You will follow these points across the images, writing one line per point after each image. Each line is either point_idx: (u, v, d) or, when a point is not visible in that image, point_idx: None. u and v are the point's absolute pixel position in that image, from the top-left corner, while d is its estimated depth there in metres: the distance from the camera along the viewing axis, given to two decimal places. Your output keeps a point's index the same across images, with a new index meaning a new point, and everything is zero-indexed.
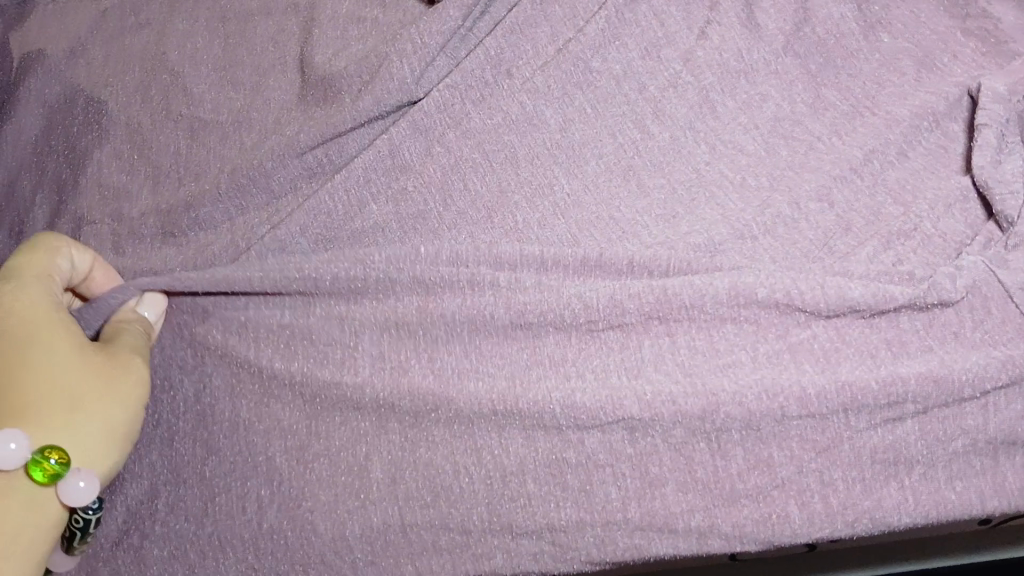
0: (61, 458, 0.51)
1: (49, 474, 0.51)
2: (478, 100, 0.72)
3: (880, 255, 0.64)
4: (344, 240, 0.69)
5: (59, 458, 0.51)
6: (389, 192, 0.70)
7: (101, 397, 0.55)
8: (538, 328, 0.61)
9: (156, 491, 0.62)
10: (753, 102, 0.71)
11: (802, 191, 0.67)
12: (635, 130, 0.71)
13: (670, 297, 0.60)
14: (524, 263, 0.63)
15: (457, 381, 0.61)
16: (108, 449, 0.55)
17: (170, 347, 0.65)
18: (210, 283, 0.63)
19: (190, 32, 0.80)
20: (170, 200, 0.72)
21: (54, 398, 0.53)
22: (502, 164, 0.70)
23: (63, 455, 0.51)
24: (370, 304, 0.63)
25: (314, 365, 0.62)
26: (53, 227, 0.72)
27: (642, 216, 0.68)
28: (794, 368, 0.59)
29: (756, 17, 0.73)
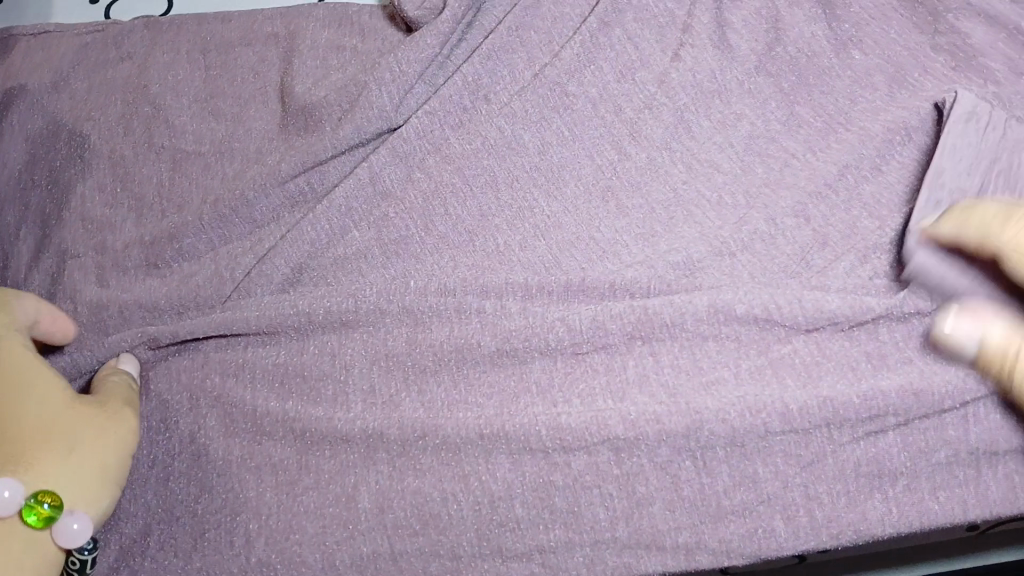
0: (54, 502, 0.54)
1: (42, 517, 0.54)
2: (458, 127, 0.73)
3: (857, 269, 0.65)
4: (330, 266, 0.70)
5: (52, 501, 0.54)
6: (372, 220, 0.70)
7: (88, 441, 0.58)
8: (526, 356, 0.63)
9: (143, 533, 0.62)
10: (729, 121, 0.72)
11: (778, 207, 0.68)
12: (614, 152, 0.72)
13: (653, 316, 0.62)
14: (511, 290, 0.66)
15: (448, 410, 0.62)
16: (99, 492, 0.58)
17: (167, 390, 0.65)
18: (210, 325, 0.65)
19: (171, 64, 0.80)
20: (153, 231, 0.72)
21: (45, 446, 0.55)
22: (483, 189, 0.71)
23: (56, 499, 0.54)
24: (362, 336, 0.65)
25: (307, 400, 0.63)
26: (36, 261, 0.72)
27: (623, 236, 0.69)
28: (777, 385, 0.60)
29: (729, 37, 0.74)
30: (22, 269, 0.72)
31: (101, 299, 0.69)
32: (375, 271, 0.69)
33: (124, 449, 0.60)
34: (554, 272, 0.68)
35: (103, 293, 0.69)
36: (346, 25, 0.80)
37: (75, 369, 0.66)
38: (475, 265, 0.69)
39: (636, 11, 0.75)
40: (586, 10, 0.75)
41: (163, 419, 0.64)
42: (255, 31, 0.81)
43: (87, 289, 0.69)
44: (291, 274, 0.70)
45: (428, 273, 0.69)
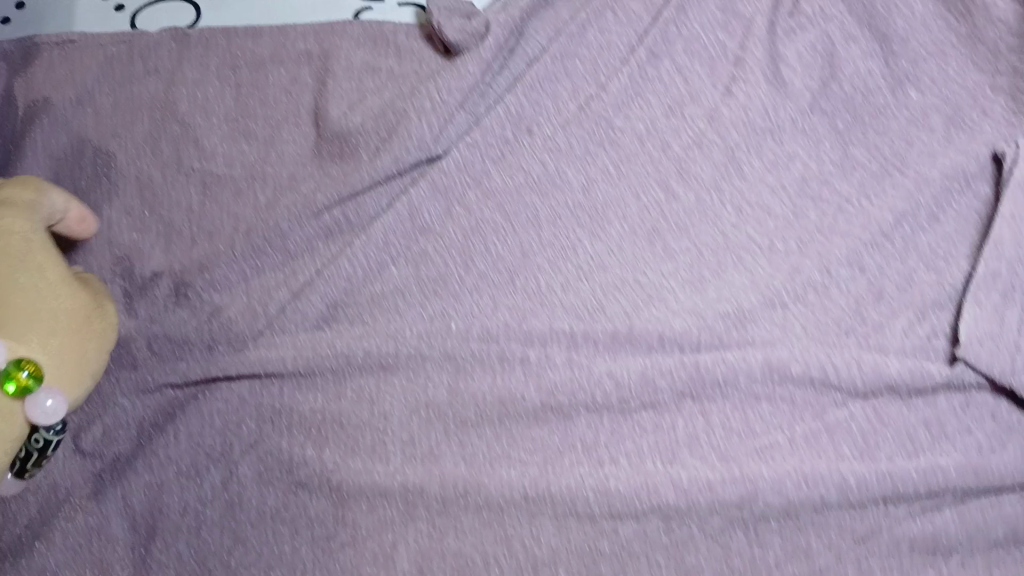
0: (34, 372, 0.54)
1: (21, 385, 0.53)
2: (498, 161, 0.70)
3: (916, 326, 0.63)
4: (365, 303, 0.67)
5: (31, 371, 0.54)
6: (409, 255, 0.68)
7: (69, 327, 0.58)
8: (571, 411, 0.61)
9: None
10: (780, 162, 0.69)
11: (834, 255, 0.65)
12: (661, 192, 0.69)
13: (705, 374, 0.61)
14: (555, 338, 0.64)
15: (490, 466, 0.60)
16: (72, 379, 0.58)
17: (201, 433, 0.63)
18: (246, 365, 0.64)
19: (200, 79, 0.77)
20: (183, 261, 0.70)
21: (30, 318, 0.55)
22: (524, 228, 0.69)
23: (36, 370, 0.54)
24: (401, 382, 0.64)
25: (344, 449, 0.62)
26: None
27: (667, 281, 0.66)
28: (834, 453, 0.59)
29: (783, 73, 0.71)
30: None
31: (130, 332, 0.66)
32: (413, 310, 0.66)
33: (99, 349, 0.61)
34: (596, 318, 0.65)
35: (133, 324, 0.67)
36: (380, 44, 0.77)
37: (102, 400, 0.65)
38: (515, 306, 0.66)
39: (686, 43, 0.72)
40: (634, 39, 0.72)
41: (195, 463, 0.63)
42: (286, 46, 0.78)
43: (117, 321, 0.67)
44: (324, 310, 0.67)
45: (466, 315, 0.66)
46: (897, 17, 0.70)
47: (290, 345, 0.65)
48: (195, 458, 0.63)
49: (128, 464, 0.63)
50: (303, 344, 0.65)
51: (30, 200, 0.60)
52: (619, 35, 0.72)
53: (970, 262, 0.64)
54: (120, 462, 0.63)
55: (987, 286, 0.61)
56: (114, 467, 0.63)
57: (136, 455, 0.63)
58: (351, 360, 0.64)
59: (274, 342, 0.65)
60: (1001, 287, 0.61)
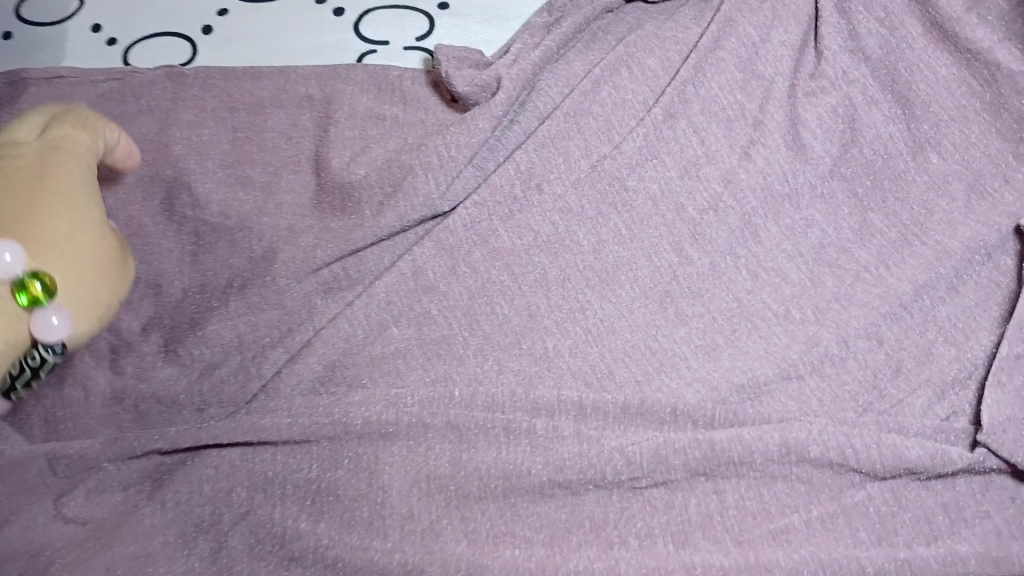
0: (49, 288, 0.54)
1: (32, 298, 0.53)
2: (507, 220, 0.72)
3: (934, 406, 0.61)
4: (365, 366, 0.65)
5: (48, 286, 0.54)
6: (412, 316, 0.68)
7: (90, 263, 0.59)
8: (580, 488, 0.59)
9: None
10: (797, 228, 0.69)
11: (851, 326, 0.64)
12: (674, 256, 0.69)
13: (720, 453, 0.59)
14: (563, 410, 0.62)
15: (494, 544, 0.58)
16: (80, 310, 0.58)
17: (190, 499, 0.61)
18: (238, 431, 0.60)
19: (195, 122, 0.76)
20: (173, 315, 0.67)
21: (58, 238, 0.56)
22: (533, 289, 0.69)
23: (52, 285, 0.54)
24: (401, 451, 0.61)
25: (340, 523, 0.59)
26: None
27: (680, 346, 0.65)
28: (851, 538, 0.57)
29: (802, 137, 0.71)
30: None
31: (119, 391, 0.64)
32: (415, 373, 0.65)
33: (114, 295, 0.61)
34: (606, 388, 0.64)
35: (119, 381, 0.64)
36: (385, 92, 0.78)
37: (85, 460, 0.60)
38: (521, 370, 0.65)
39: (703, 103, 0.73)
40: (650, 99, 0.74)
41: (182, 534, 0.59)
42: (287, 92, 0.78)
43: (101, 377, 0.64)
44: (322, 371, 0.65)
45: (469, 380, 0.64)
46: (919, 80, 0.69)
47: (286, 410, 0.62)
48: (182, 527, 0.60)
49: (109, 531, 0.59)
50: (298, 409, 0.62)
51: (83, 138, 0.63)
52: (634, 94, 0.74)
53: (993, 337, 0.63)
54: (101, 529, 0.59)
55: (1012, 370, 0.59)
56: (94, 536, 0.59)
57: (119, 522, 0.60)
58: (348, 429, 0.61)
59: (269, 405, 0.62)
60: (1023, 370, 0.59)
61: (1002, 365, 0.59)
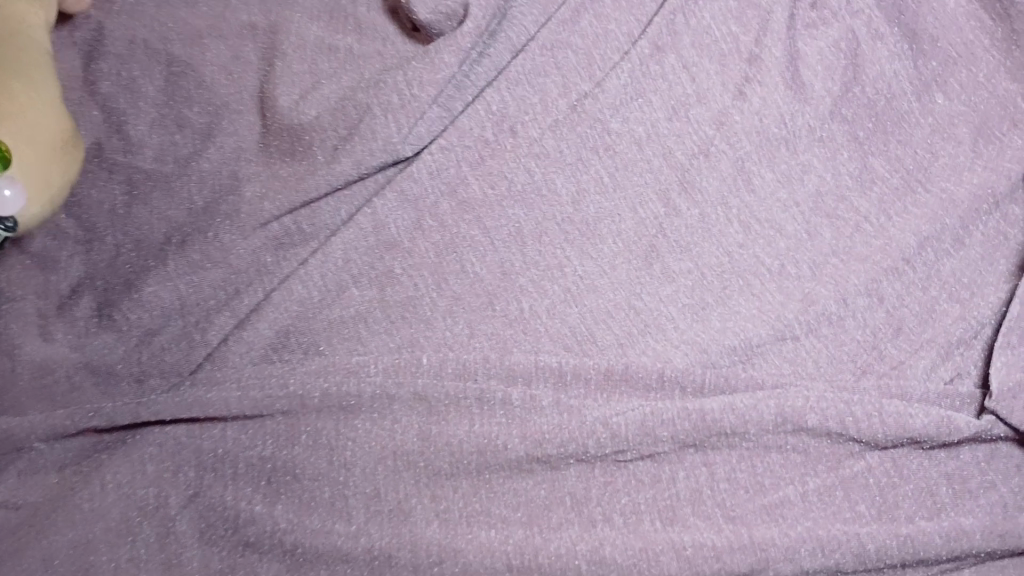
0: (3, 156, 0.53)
1: None
2: (479, 168, 0.67)
3: (938, 368, 0.58)
4: (323, 330, 0.61)
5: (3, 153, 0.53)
6: (373, 275, 0.63)
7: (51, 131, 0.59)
8: (560, 464, 0.55)
9: None
10: (793, 174, 0.65)
11: (850, 283, 0.61)
12: (660, 206, 0.65)
13: (711, 423, 0.55)
14: (540, 377, 0.58)
15: (468, 525, 0.53)
16: (39, 182, 0.57)
17: (131, 484, 0.54)
18: (180, 409, 0.55)
19: (124, 55, 0.69)
20: (107, 275, 0.60)
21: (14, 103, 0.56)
22: (506, 244, 0.64)
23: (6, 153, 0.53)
24: (365, 425, 0.56)
25: (299, 505, 0.54)
26: None
27: (667, 306, 0.61)
28: (849, 511, 0.53)
29: (802, 75, 0.68)
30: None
31: (49, 364, 0.57)
32: (379, 338, 0.60)
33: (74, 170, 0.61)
34: (584, 349, 0.60)
35: (48, 350, 0.57)
36: (336, 19, 0.73)
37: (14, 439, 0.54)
38: (494, 333, 0.61)
39: (693, 35, 0.70)
40: (635, 27, 0.71)
41: (124, 522, 0.53)
42: (226, 20, 0.72)
43: (30, 346, 0.57)
44: (274, 335, 0.60)
45: (438, 344, 0.60)
46: (926, 12, 0.68)
47: (235, 382, 0.57)
48: (124, 510, 0.54)
49: (39, 519, 0.53)
50: (249, 381, 0.57)
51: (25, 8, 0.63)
52: (616, 23, 0.71)
53: (1010, 284, 0.60)
54: (35, 515, 0.53)
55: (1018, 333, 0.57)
56: (27, 524, 0.53)
57: (49, 507, 0.53)
58: (304, 405, 0.56)
59: (218, 373, 0.58)
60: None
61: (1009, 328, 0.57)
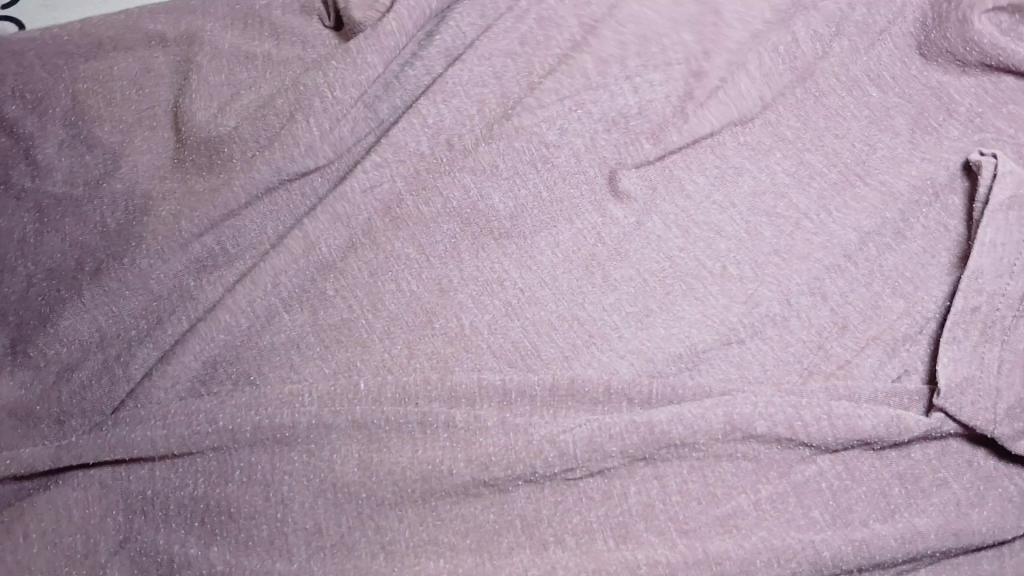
0: None
1: None
2: (412, 180, 0.64)
3: (884, 366, 0.58)
4: (254, 360, 0.58)
5: None
6: (304, 299, 0.60)
7: None
8: (509, 486, 0.53)
9: None
10: (726, 177, 0.66)
11: (793, 284, 0.61)
12: (597, 215, 0.64)
13: (660, 435, 0.53)
14: (484, 398, 0.56)
15: (415, 556, 0.52)
16: None
17: (57, 533, 0.52)
18: (104, 452, 0.52)
19: (23, 71, 0.65)
20: (18, 312, 0.57)
21: None
22: (440, 260, 0.62)
23: None
24: (301, 458, 0.54)
25: (236, 544, 0.52)
26: None
27: (607, 315, 0.60)
28: (802, 518, 0.52)
29: (737, 78, 0.69)
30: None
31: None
32: (312, 365, 0.58)
33: None
34: (527, 364, 0.58)
35: None
36: (254, 27, 0.71)
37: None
38: (435, 352, 0.58)
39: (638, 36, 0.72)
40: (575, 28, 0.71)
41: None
42: (134, 30, 0.69)
43: None
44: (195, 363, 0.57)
45: (376, 366, 0.58)
46: (864, 9, 0.72)
47: (160, 419, 0.53)
48: (50, 561, 0.51)
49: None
50: (176, 417, 0.54)
51: None
52: (556, 25, 0.71)
53: (952, 276, 0.61)
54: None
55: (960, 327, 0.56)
56: None
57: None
58: (234, 440, 0.53)
59: (142, 412, 0.54)
60: (972, 329, 0.56)
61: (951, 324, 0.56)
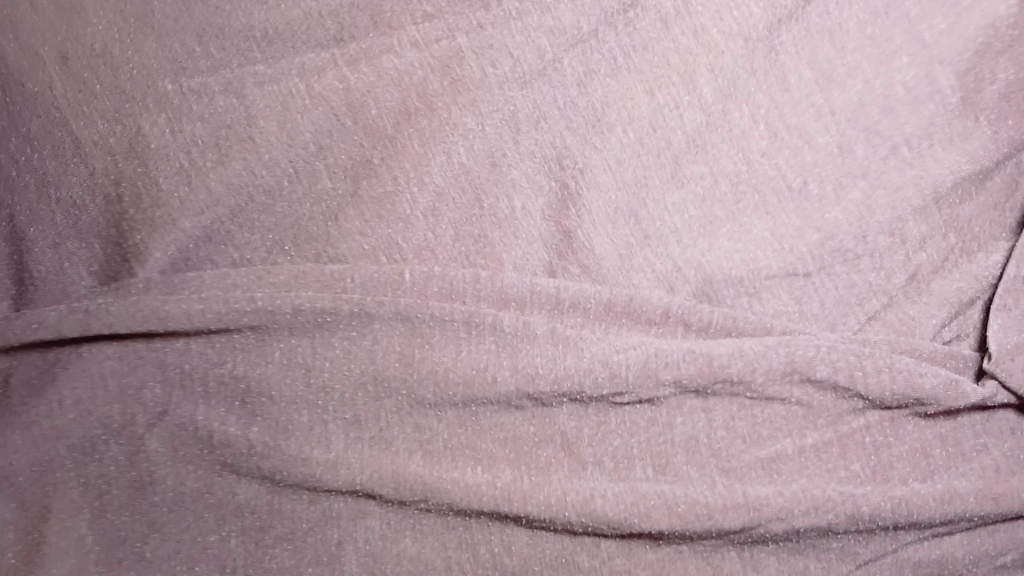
0: None
1: None
2: (474, 40, 0.61)
3: (944, 329, 0.55)
4: (298, 231, 0.56)
5: None
6: (350, 168, 0.57)
7: None
8: (551, 401, 0.52)
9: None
10: (835, 74, 0.59)
11: (874, 221, 0.56)
12: (681, 93, 0.59)
13: (716, 369, 0.51)
14: (535, 301, 0.55)
15: (453, 460, 0.52)
16: None
17: (93, 403, 0.53)
18: (135, 320, 0.52)
19: None
20: (56, 170, 0.56)
21: None
22: (498, 131, 0.59)
23: None
24: (342, 346, 0.53)
25: (276, 427, 0.52)
26: None
27: (675, 217, 0.57)
28: (846, 471, 0.52)
29: None
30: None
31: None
32: (354, 236, 0.56)
33: None
34: (578, 272, 0.56)
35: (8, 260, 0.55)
36: None
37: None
38: (484, 236, 0.57)
39: None
40: None
41: (86, 445, 0.53)
42: None
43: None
44: (217, 225, 0.56)
45: (419, 249, 0.56)
46: None
47: (195, 291, 0.53)
48: (93, 426, 0.53)
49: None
50: (210, 290, 0.53)
51: None
52: None
53: (1008, 241, 0.58)
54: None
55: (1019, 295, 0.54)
56: None
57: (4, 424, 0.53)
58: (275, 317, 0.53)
59: (174, 279, 0.54)
60: None
61: (1008, 289, 0.54)
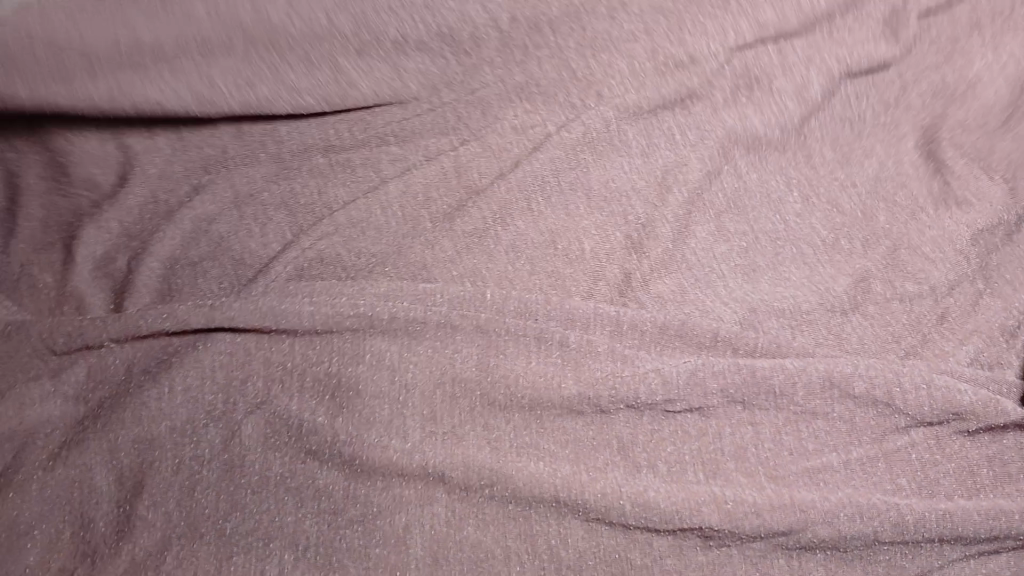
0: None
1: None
2: (565, 121, 0.75)
3: (982, 355, 0.59)
4: (398, 258, 0.64)
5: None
6: (449, 212, 0.68)
7: None
8: (610, 407, 0.57)
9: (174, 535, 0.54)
10: (852, 155, 0.73)
11: (900, 270, 0.64)
12: (726, 163, 0.72)
13: (761, 379, 0.57)
14: (598, 323, 0.60)
15: (519, 454, 0.56)
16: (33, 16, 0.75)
17: (200, 389, 0.59)
18: (255, 316, 0.60)
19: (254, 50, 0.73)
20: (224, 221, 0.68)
21: None
22: (572, 187, 0.69)
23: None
24: (427, 350, 0.59)
25: (359, 418, 0.57)
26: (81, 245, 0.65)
27: (720, 263, 0.65)
28: (891, 485, 0.54)
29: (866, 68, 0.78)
30: (35, 239, 0.66)
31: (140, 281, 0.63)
32: (446, 263, 0.64)
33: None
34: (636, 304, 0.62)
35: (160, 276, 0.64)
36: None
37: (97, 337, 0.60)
38: (554, 272, 0.64)
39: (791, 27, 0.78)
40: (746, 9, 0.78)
41: (187, 427, 0.58)
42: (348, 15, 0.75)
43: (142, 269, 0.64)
44: (330, 253, 0.65)
45: (500, 276, 0.64)
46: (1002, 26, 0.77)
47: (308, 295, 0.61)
48: (198, 412, 0.58)
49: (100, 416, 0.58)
50: (321, 294, 0.61)
51: None
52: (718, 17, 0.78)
53: None
54: (97, 409, 0.58)
55: None
56: (92, 417, 0.58)
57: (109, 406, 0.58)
58: (373, 322, 0.60)
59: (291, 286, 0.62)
60: None
61: None
